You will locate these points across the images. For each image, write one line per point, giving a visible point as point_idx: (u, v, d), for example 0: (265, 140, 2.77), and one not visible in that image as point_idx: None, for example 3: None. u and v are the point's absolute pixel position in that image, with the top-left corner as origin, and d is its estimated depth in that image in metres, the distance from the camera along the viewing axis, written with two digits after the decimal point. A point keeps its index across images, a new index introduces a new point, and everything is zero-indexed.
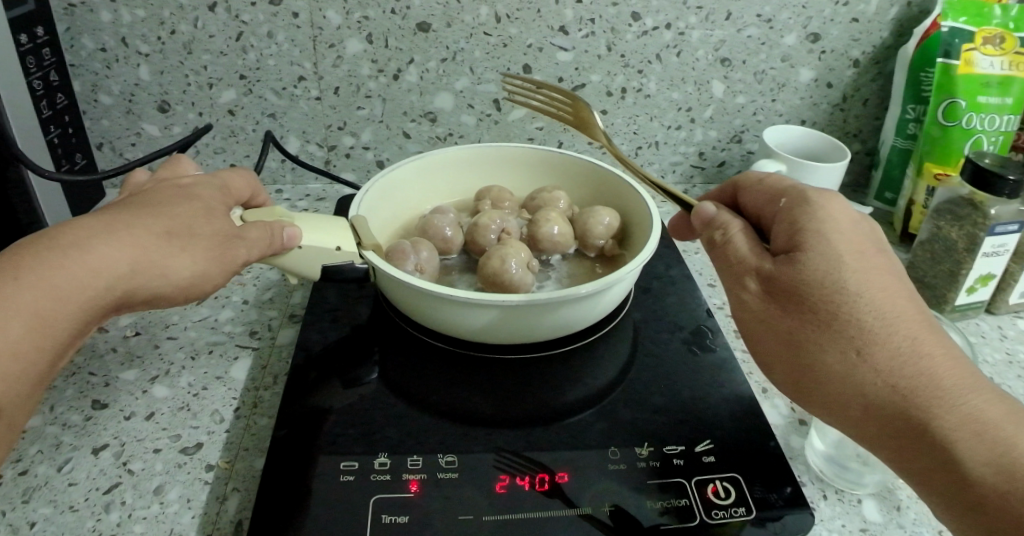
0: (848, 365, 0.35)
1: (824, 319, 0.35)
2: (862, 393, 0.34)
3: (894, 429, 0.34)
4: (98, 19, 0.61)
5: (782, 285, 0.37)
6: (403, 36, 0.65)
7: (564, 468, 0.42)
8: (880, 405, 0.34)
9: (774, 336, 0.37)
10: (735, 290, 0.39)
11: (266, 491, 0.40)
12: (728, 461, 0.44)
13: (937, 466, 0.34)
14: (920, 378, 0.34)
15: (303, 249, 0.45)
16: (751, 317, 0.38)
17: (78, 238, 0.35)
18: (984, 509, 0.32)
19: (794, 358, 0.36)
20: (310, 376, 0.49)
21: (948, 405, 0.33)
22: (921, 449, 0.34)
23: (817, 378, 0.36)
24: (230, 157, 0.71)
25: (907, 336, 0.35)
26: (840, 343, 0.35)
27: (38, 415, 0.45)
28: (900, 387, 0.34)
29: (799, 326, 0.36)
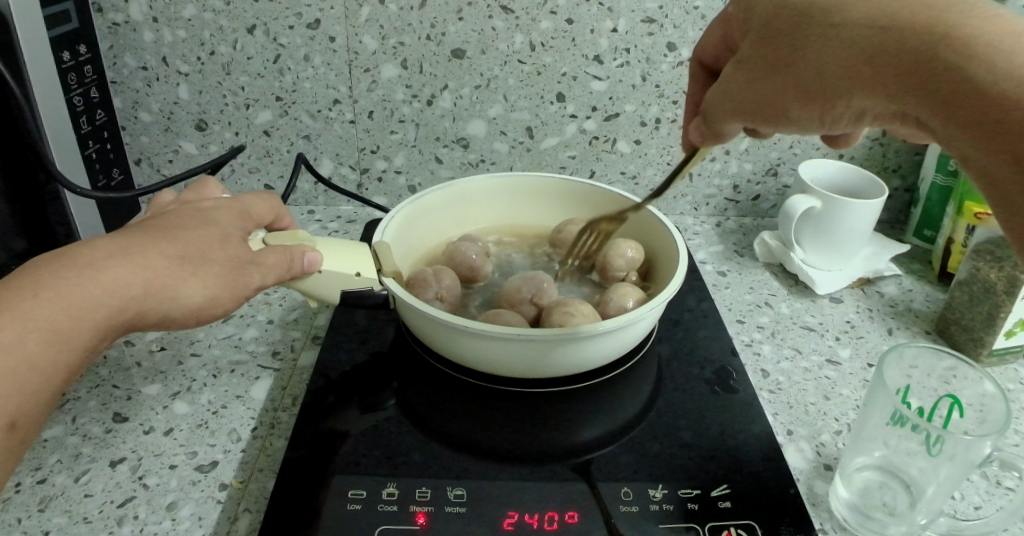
0: (822, 39, 0.33)
1: (805, 30, 0.34)
2: (961, 91, 0.28)
3: (1014, 142, 0.27)
4: (140, 39, 0.63)
5: (811, 25, 0.33)
6: (438, 63, 0.66)
7: (573, 506, 0.41)
8: (1022, 113, 0.26)
9: (833, 51, 0.32)
10: (776, 89, 0.35)
11: (273, 514, 0.40)
12: (746, 507, 0.42)
13: (976, 117, 0.28)
14: (912, 35, 0.30)
15: (325, 272, 0.46)
16: (806, 88, 0.34)
17: (95, 258, 0.36)
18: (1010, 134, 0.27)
19: (864, 57, 0.31)
20: (328, 399, 0.49)
21: (947, 59, 0.29)
22: (970, 99, 0.28)
23: (805, 77, 0.34)
24: (264, 177, 0.72)
25: (870, 36, 0.31)
26: (922, 42, 0.29)
27: (60, 426, 0.47)
28: (1007, 69, 0.27)
29: (868, 38, 0.31)
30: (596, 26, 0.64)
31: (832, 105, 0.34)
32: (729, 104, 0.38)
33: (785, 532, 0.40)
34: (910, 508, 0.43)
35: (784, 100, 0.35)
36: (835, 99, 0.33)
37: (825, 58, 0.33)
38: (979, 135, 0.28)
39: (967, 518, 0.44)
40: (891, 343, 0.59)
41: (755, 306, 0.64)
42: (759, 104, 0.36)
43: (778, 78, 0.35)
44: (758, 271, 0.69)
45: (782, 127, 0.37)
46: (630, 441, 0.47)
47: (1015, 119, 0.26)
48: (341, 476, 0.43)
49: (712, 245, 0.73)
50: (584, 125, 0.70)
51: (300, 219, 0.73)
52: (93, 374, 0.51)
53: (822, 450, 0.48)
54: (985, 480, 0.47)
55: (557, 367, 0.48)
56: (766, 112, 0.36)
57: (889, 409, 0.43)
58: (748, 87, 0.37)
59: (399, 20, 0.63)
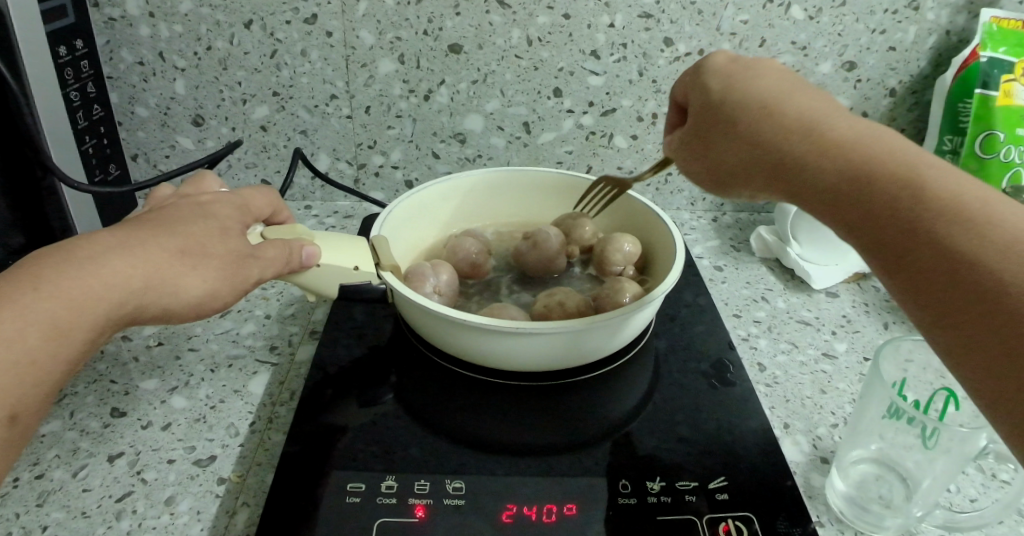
0: (728, 143, 0.38)
1: (720, 129, 0.39)
2: (831, 186, 0.33)
3: (885, 224, 0.30)
4: (137, 33, 0.63)
5: (718, 124, 0.39)
6: (435, 58, 0.66)
7: (572, 498, 0.42)
8: (876, 204, 0.31)
9: (736, 148, 0.38)
10: (709, 169, 0.41)
11: (272, 508, 0.40)
12: (743, 499, 0.42)
13: (858, 220, 0.32)
14: (790, 151, 0.35)
15: (323, 266, 0.46)
16: (720, 174, 0.40)
17: (94, 252, 0.36)
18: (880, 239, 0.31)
19: (753, 151, 0.37)
20: (326, 393, 0.49)
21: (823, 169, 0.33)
22: (846, 206, 0.32)
23: (722, 165, 0.39)
24: (260, 172, 0.72)
25: (765, 145, 0.36)
26: (790, 148, 0.35)
27: (57, 421, 0.47)
28: (858, 168, 0.32)
29: (756, 151, 0.36)
30: (593, 21, 0.64)
31: (739, 187, 0.39)
32: (687, 170, 0.43)
33: (782, 525, 0.41)
34: (906, 500, 0.43)
35: (709, 175, 0.41)
36: (742, 182, 0.39)
37: (732, 150, 0.38)
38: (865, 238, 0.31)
39: (962, 510, 0.44)
40: (887, 337, 0.59)
41: (752, 300, 0.64)
42: (704, 176, 0.42)
43: (713, 157, 0.40)
44: (754, 265, 0.69)
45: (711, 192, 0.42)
46: (627, 435, 0.47)
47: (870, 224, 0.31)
48: (339, 470, 0.43)
49: (709, 240, 0.73)
50: (581, 120, 0.70)
51: (297, 214, 0.73)
52: (91, 369, 0.51)
53: (819, 443, 0.48)
54: (981, 473, 0.47)
55: (556, 360, 0.49)
56: (707, 181, 0.41)
57: (886, 401, 0.43)
58: (690, 158, 0.42)
59: (396, 15, 0.63)
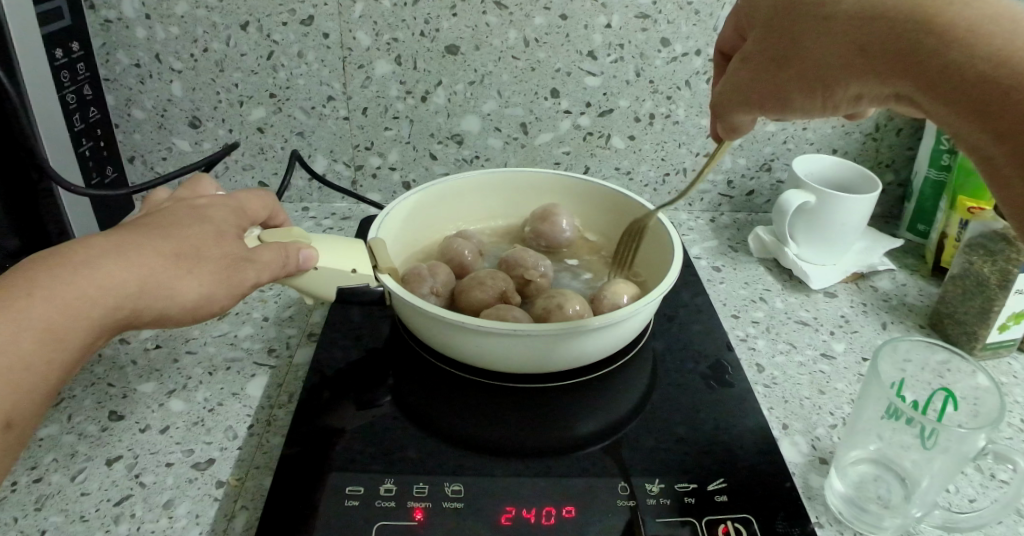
0: (815, 37, 0.36)
1: (804, 23, 0.36)
2: (947, 70, 0.30)
3: (1005, 112, 0.28)
4: (133, 35, 0.63)
5: (808, 22, 0.36)
6: (432, 59, 0.65)
7: (570, 501, 0.42)
8: (997, 92, 0.29)
9: (827, 46, 0.35)
10: (782, 80, 0.38)
11: (270, 511, 0.40)
12: (742, 500, 0.42)
13: (971, 92, 0.29)
14: (890, 27, 0.32)
15: (320, 270, 0.46)
16: (805, 78, 0.37)
17: (89, 256, 0.36)
18: (994, 109, 0.29)
19: (852, 46, 0.34)
20: (323, 396, 0.49)
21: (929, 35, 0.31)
22: (957, 76, 0.30)
23: (804, 69, 0.37)
24: (257, 174, 0.72)
25: (856, 33, 0.34)
26: (900, 33, 0.32)
27: (55, 425, 0.47)
28: (988, 52, 0.29)
29: (853, 37, 0.34)
30: (590, 22, 0.64)
31: (829, 91, 0.36)
32: (739, 94, 0.41)
33: (781, 526, 0.41)
34: (904, 500, 0.43)
35: (783, 92, 0.38)
36: (832, 86, 0.36)
37: (814, 54, 0.36)
38: (974, 113, 0.29)
39: (961, 511, 0.44)
40: (885, 337, 0.59)
41: (750, 301, 0.64)
42: (767, 93, 0.39)
43: (786, 69, 0.38)
44: (752, 265, 0.69)
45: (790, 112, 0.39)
46: (626, 436, 0.47)
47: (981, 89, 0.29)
48: (337, 473, 0.42)
49: (706, 240, 0.73)
50: (578, 121, 0.70)
51: (294, 216, 0.73)
52: (88, 372, 0.51)
53: (818, 444, 0.48)
54: (980, 473, 0.48)
55: (559, 361, 0.49)
56: (776, 99, 0.39)
57: (884, 402, 0.43)
58: (759, 80, 0.40)
59: (392, 16, 0.63)
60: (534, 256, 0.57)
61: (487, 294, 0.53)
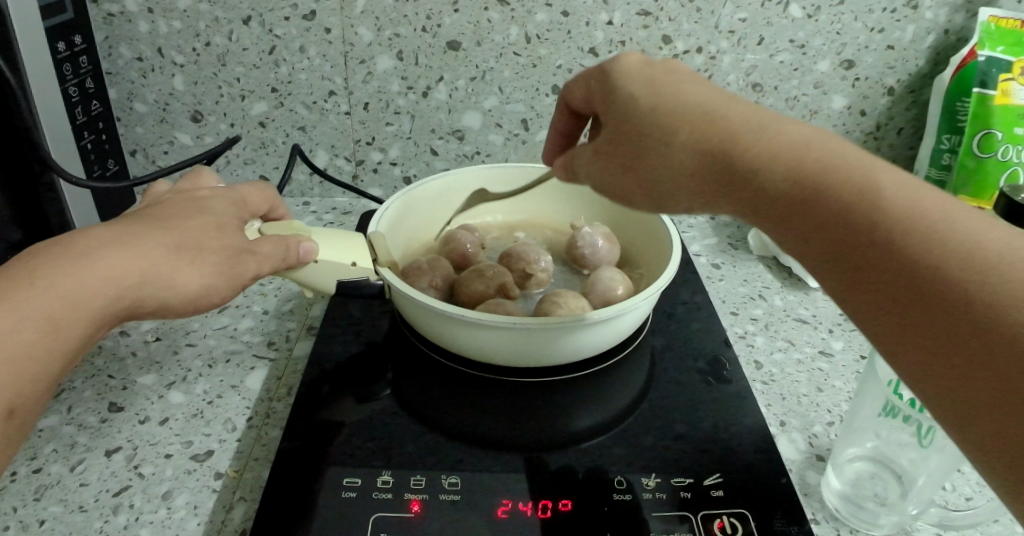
0: (663, 153, 0.34)
1: (642, 140, 0.35)
2: (782, 208, 0.30)
3: (847, 241, 0.27)
4: (135, 29, 0.63)
5: (649, 141, 0.35)
6: (433, 55, 0.66)
7: (566, 494, 0.42)
8: (844, 239, 0.28)
9: (670, 167, 0.34)
10: (646, 181, 0.36)
11: (269, 502, 0.40)
12: (738, 496, 0.42)
13: (820, 239, 0.29)
14: (725, 161, 0.32)
15: (320, 263, 0.46)
16: (652, 189, 0.36)
17: (90, 247, 0.36)
18: (843, 259, 0.28)
19: (687, 173, 0.33)
20: (323, 389, 0.49)
21: (766, 169, 0.30)
22: (791, 216, 0.30)
23: (655, 181, 0.35)
24: (259, 169, 0.72)
25: (697, 161, 0.33)
26: (722, 161, 0.32)
27: (55, 416, 0.47)
28: (793, 181, 0.29)
29: (694, 163, 0.33)
30: (592, 19, 0.64)
31: (671, 201, 0.35)
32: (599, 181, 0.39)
33: (777, 523, 0.41)
34: (901, 497, 0.43)
35: (632, 194, 0.37)
36: (679, 201, 0.35)
37: (661, 165, 0.34)
38: (830, 259, 0.28)
39: (958, 508, 0.44)
40: None
41: (749, 298, 0.64)
42: (622, 189, 0.38)
43: (636, 168, 0.36)
44: (752, 263, 0.69)
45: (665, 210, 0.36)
46: (623, 432, 0.47)
47: (823, 233, 0.28)
48: (336, 466, 0.43)
49: (706, 237, 0.74)
50: None
51: (295, 210, 0.73)
52: (89, 364, 0.51)
53: (815, 441, 0.49)
54: (977, 471, 0.48)
55: (523, 356, 0.48)
56: (624, 196, 0.38)
57: (881, 399, 0.44)
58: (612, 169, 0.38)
59: (394, 12, 0.63)
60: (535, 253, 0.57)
61: (486, 286, 0.53)
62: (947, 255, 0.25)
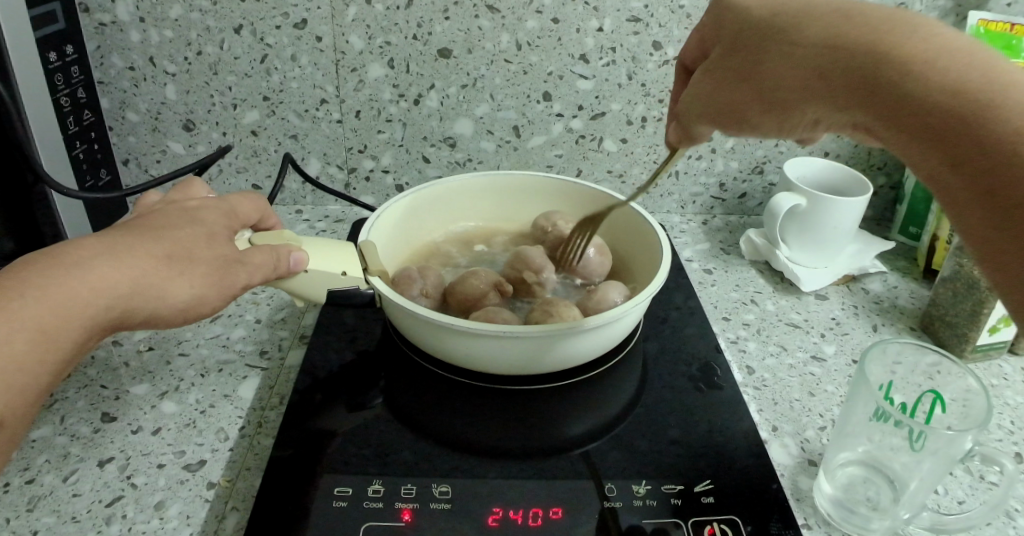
0: (784, 55, 0.35)
1: (764, 44, 0.36)
2: (903, 106, 0.30)
3: (962, 147, 0.28)
4: (126, 38, 0.63)
5: (770, 43, 0.35)
6: (424, 62, 0.66)
7: (557, 502, 0.42)
8: (963, 132, 0.28)
9: (790, 67, 0.34)
10: (756, 98, 0.37)
11: (261, 512, 0.40)
12: (729, 501, 0.43)
13: (945, 131, 0.29)
14: (850, 62, 0.32)
15: (311, 272, 0.46)
16: (767, 99, 0.36)
17: (82, 257, 0.36)
18: (971, 151, 0.28)
19: (808, 78, 0.34)
20: (316, 398, 0.49)
21: (897, 64, 0.30)
22: (911, 113, 0.30)
23: (774, 91, 0.36)
24: (252, 177, 0.72)
25: (817, 66, 0.33)
26: (852, 56, 0.32)
27: (47, 426, 0.47)
28: (929, 80, 0.29)
29: (816, 62, 0.33)
30: (582, 26, 0.64)
31: (791, 112, 0.36)
32: (700, 108, 0.40)
33: (769, 529, 0.41)
34: (892, 502, 0.43)
35: (747, 110, 0.38)
36: (795, 109, 0.35)
37: (781, 74, 0.35)
38: (949, 152, 0.29)
39: (949, 512, 0.44)
40: (875, 339, 0.60)
41: (741, 303, 0.64)
42: (720, 110, 0.39)
43: (752, 83, 0.37)
44: (744, 268, 0.70)
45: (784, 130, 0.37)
46: (616, 437, 0.47)
47: (944, 127, 0.29)
48: (328, 475, 0.43)
49: (698, 243, 0.74)
50: (570, 124, 0.70)
51: (288, 218, 0.73)
52: (81, 374, 0.51)
53: (806, 446, 0.49)
54: (969, 474, 0.48)
55: (514, 364, 0.48)
56: (734, 116, 0.38)
57: (872, 405, 0.44)
58: (722, 90, 0.38)
59: (385, 20, 0.63)
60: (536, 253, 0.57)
61: (481, 282, 0.54)
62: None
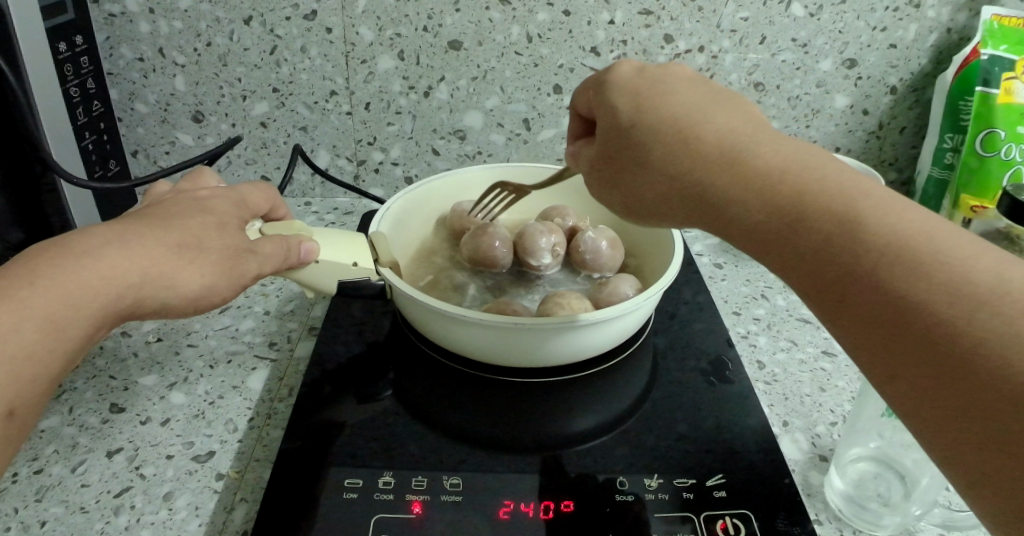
0: (637, 172, 0.36)
1: (619, 156, 0.37)
2: (749, 228, 0.31)
3: (811, 273, 0.28)
4: (136, 29, 0.63)
5: (623, 157, 0.36)
6: (434, 54, 0.65)
7: (568, 495, 0.42)
8: (816, 263, 0.28)
9: (643, 185, 0.36)
10: (643, 195, 0.36)
11: (270, 503, 0.40)
12: (741, 497, 0.42)
13: (793, 255, 0.29)
14: (694, 184, 0.33)
15: (322, 263, 0.46)
16: (636, 212, 0.38)
17: (93, 245, 0.36)
18: (824, 293, 0.28)
19: (660, 195, 0.35)
20: (325, 389, 0.49)
21: (738, 199, 0.31)
22: (765, 237, 0.30)
23: (640, 197, 0.36)
24: (260, 169, 0.72)
25: (665, 184, 0.34)
26: (695, 184, 0.33)
27: (56, 416, 0.47)
28: (775, 204, 0.30)
29: (661, 184, 0.34)
30: (593, 18, 0.64)
31: (652, 219, 0.37)
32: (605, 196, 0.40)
33: (781, 525, 0.40)
34: (905, 498, 0.43)
35: (619, 207, 0.39)
36: (655, 218, 0.37)
37: (641, 184, 0.36)
38: (806, 280, 0.29)
39: (962, 509, 0.44)
40: None
41: (751, 298, 0.64)
42: (626, 205, 0.38)
43: (636, 185, 0.36)
44: (754, 263, 0.69)
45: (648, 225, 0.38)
46: (626, 432, 0.47)
47: (792, 248, 0.29)
48: (337, 467, 0.43)
49: (709, 237, 0.73)
50: None
51: (296, 210, 0.73)
52: (90, 364, 0.51)
53: (818, 441, 0.48)
54: None
55: (522, 356, 0.48)
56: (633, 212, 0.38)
57: (885, 400, 0.43)
58: (602, 189, 0.40)
59: (395, 11, 0.63)
60: (560, 231, 0.58)
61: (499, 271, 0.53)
62: (921, 285, 0.25)
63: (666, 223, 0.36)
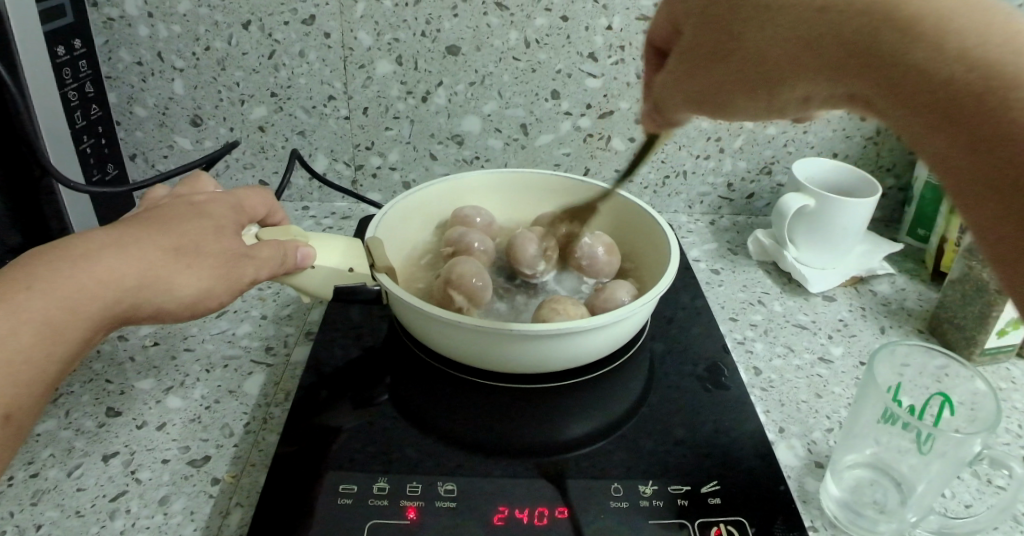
0: (769, 30, 0.33)
1: (739, 18, 0.34)
2: (916, 81, 0.28)
3: (973, 127, 0.27)
4: (135, 33, 0.63)
5: (747, 15, 0.33)
6: (433, 59, 0.66)
7: (563, 501, 0.42)
8: (979, 108, 0.27)
9: (773, 42, 0.33)
10: (745, 77, 0.35)
11: (265, 507, 0.40)
12: (736, 503, 0.42)
13: (958, 111, 0.27)
14: (853, 33, 0.30)
15: (317, 268, 0.46)
16: (755, 80, 0.34)
17: (90, 249, 0.36)
18: (980, 145, 0.27)
19: (806, 44, 0.31)
20: (321, 394, 0.49)
21: (911, 42, 0.28)
22: (932, 93, 0.28)
23: (761, 65, 0.34)
24: (258, 173, 0.72)
25: (807, 41, 0.31)
26: (858, 37, 0.30)
27: (52, 420, 0.47)
28: (955, 55, 0.27)
29: (803, 32, 0.31)
30: (591, 24, 0.64)
31: (777, 91, 0.34)
32: (684, 100, 0.38)
33: (776, 531, 0.41)
34: (899, 505, 0.43)
35: (728, 91, 0.36)
36: (787, 85, 0.33)
37: (767, 44, 0.33)
38: (961, 132, 0.27)
39: (957, 516, 0.44)
40: (883, 341, 0.59)
41: (748, 304, 0.64)
42: (711, 92, 0.37)
43: (734, 63, 0.35)
44: (751, 269, 0.69)
45: (763, 108, 0.36)
46: (622, 438, 0.47)
47: (956, 103, 0.27)
48: (333, 471, 0.43)
49: (706, 243, 0.73)
50: (578, 122, 0.70)
51: (294, 214, 0.73)
52: (87, 368, 0.51)
53: (814, 448, 0.48)
54: (976, 478, 0.47)
55: (517, 362, 0.48)
56: (719, 103, 0.37)
57: (880, 406, 0.43)
58: (698, 73, 0.37)
59: (394, 16, 0.63)
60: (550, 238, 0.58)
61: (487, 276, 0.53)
62: None
63: (793, 95, 0.34)
